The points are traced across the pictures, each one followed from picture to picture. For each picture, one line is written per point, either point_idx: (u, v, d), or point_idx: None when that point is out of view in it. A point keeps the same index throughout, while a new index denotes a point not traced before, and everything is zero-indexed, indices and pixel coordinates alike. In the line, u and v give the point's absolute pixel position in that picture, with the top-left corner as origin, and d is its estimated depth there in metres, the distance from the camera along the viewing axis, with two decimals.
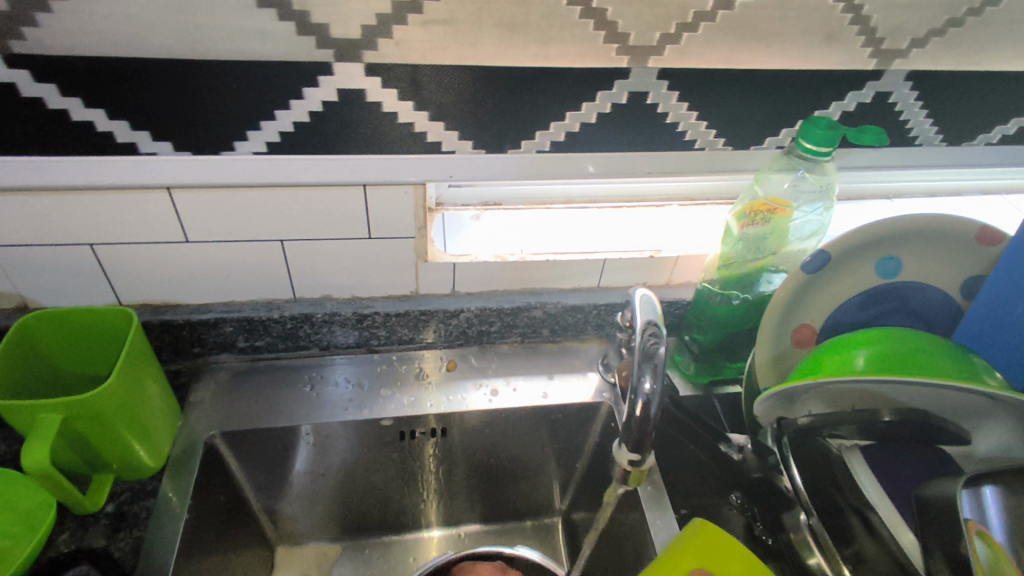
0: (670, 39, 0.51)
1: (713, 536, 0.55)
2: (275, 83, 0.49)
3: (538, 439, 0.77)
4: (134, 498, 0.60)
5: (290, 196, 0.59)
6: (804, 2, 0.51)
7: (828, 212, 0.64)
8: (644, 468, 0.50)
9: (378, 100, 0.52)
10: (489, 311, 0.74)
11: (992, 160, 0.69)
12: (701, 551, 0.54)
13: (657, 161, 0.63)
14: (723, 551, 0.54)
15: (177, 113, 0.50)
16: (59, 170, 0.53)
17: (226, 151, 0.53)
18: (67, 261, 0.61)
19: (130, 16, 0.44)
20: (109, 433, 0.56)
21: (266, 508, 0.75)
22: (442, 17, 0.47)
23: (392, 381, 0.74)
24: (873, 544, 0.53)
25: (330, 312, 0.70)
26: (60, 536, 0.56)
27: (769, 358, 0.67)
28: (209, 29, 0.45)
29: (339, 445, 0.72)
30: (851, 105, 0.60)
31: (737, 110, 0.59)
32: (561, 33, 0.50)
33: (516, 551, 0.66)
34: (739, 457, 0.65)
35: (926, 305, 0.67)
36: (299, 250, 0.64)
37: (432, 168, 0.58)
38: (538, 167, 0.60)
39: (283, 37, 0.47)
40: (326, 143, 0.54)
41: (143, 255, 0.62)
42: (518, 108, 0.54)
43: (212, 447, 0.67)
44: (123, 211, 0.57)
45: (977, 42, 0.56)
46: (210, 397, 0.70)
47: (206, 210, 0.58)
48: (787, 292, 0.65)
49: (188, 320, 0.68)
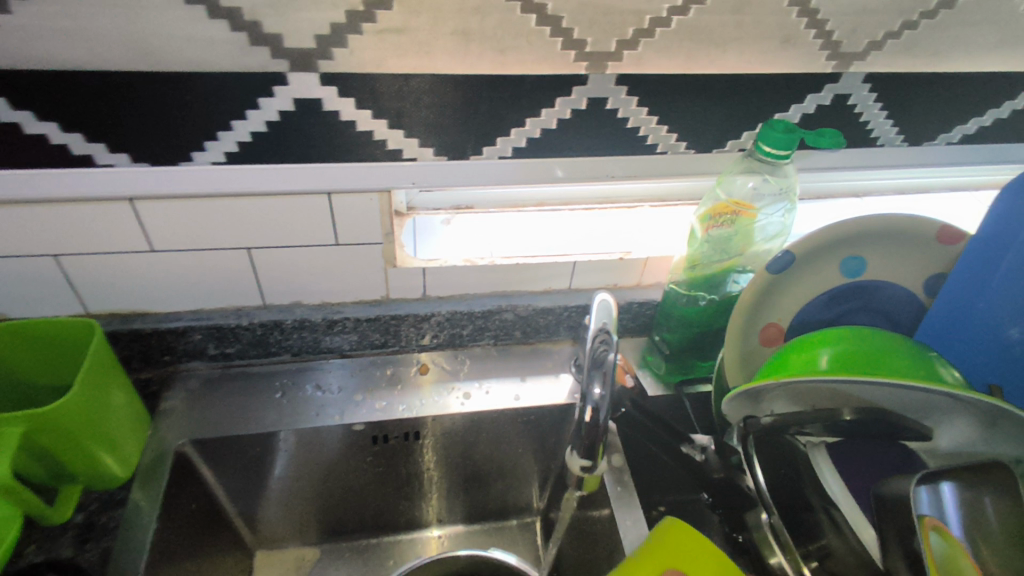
0: (627, 45, 0.52)
1: (685, 533, 0.52)
2: (230, 94, 0.49)
3: (512, 441, 0.77)
4: (102, 508, 0.60)
5: (254, 205, 0.59)
6: (759, 7, 0.51)
7: (790, 213, 0.65)
8: (595, 474, 0.53)
9: (337, 109, 0.52)
10: (460, 314, 0.75)
11: (956, 159, 0.70)
12: (671, 549, 0.51)
13: (621, 165, 0.63)
14: (694, 548, 0.51)
15: (133, 125, 0.50)
16: (16, 183, 0.52)
17: (183, 162, 0.53)
18: (30, 272, 0.61)
19: (79, 30, 0.44)
20: (73, 444, 0.55)
21: (242, 513, 0.75)
22: (397, 26, 0.47)
23: (365, 385, 0.75)
24: (839, 540, 0.53)
25: (300, 318, 0.70)
26: (27, 548, 0.56)
27: (737, 357, 0.68)
28: (159, 41, 0.45)
29: (313, 450, 0.72)
30: (811, 108, 0.60)
31: (697, 114, 0.59)
32: (517, 41, 0.50)
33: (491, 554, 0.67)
34: (701, 458, 0.64)
35: (891, 302, 0.68)
36: (266, 258, 0.65)
37: (395, 176, 0.58)
38: (502, 173, 0.60)
39: (236, 49, 0.47)
40: (286, 153, 0.54)
41: (108, 264, 0.62)
42: (478, 115, 0.55)
43: (182, 455, 0.67)
44: (83, 222, 0.57)
45: (934, 44, 0.57)
46: (182, 405, 0.70)
47: (169, 220, 0.59)
48: (752, 293, 0.66)
49: (156, 329, 0.68)
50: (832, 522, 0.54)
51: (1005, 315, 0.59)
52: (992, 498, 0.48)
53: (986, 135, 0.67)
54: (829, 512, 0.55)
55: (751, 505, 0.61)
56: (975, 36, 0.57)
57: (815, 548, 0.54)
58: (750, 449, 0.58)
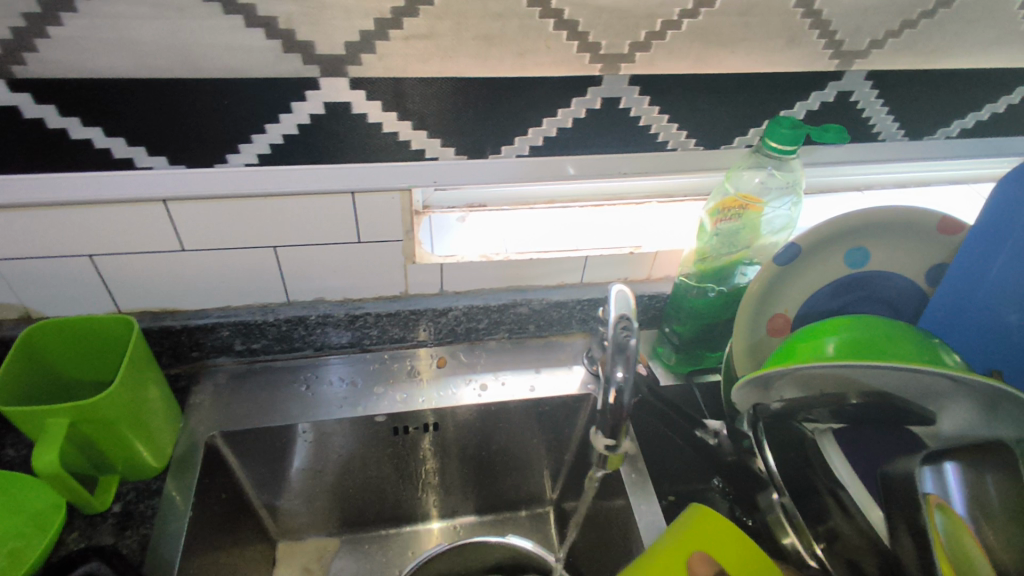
0: (640, 47, 0.54)
1: (717, 523, 0.54)
2: (264, 98, 0.52)
3: (528, 431, 0.80)
4: (139, 498, 0.63)
5: (282, 205, 0.61)
6: (765, 9, 0.54)
7: (796, 207, 0.67)
8: (620, 453, 0.56)
9: (364, 112, 0.54)
10: (476, 309, 0.77)
11: (955, 152, 0.72)
12: (702, 535, 0.53)
13: (632, 162, 0.65)
14: (726, 537, 0.53)
15: (172, 129, 0.52)
16: (58, 186, 0.55)
17: (218, 164, 0.56)
18: (68, 272, 0.63)
19: (125, 40, 0.46)
20: (114, 435, 0.58)
21: (267, 504, 0.78)
22: (423, 32, 0.50)
23: (385, 378, 0.77)
24: (848, 524, 0.55)
25: (322, 313, 0.73)
26: (70, 535, 0.59)
27: (746, 346, 0.70)
28: (199, 49, 0.48)
29: (336, 441, 0.74)
30: (816, 104, 0.63)
31: (706, 112, 0.62)
32: (536, 45, 0.52)
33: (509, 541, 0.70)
34: (714, 443, 0.67)
35: (893, 291, 0.71)
36: (292, 256, 0.67)
37: (417, 175, 0.61)
38: (519, 171, 0.63)
39: (272, 56, 0.49)
40: (315, 154, 0.57)
41: (142, 264, 0.64)
42: (497, 115, 0.57)
43: (213, 447, 0.69)
44: (120, 222, 0.59)
45: (933, 42, 0.59)
46: (210, 399, 0.72)
47: (201, 220, 0.61)
48: (760, 284, 0.68)
49: (186, 325, 0.70)
50: (838, 504, 0.56)
51: (1002, 301, 0.61)
52: (993, 475, 0.50)
53: (984, 128, 0.70)
54: (836, 494, 0.57)
55: (761, 486, 0.63)
56: (973, 35, 0.59)
57: (825, 530, 0.56)
58: (760, 434, 0.62)
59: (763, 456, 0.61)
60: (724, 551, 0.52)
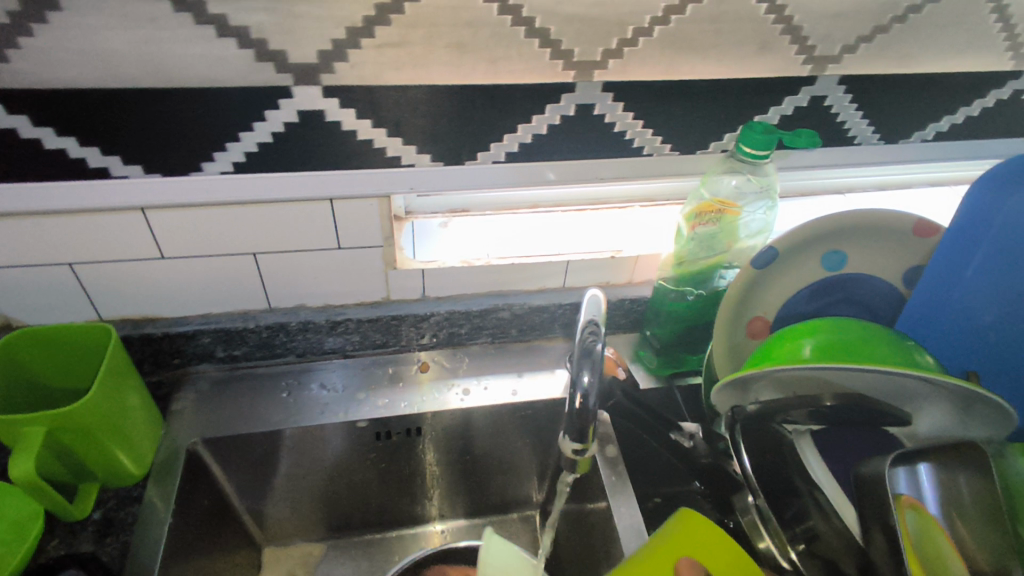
0: (612, 53, 0.54)
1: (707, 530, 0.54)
2: (238, 107, 0.52)
3: (512, 435, 0.80)
4: (120, 505, 0.63)
5: (260, 212, 0.62)
6: (735, 16, 0.54)
7: (772, 211, 0.68)
8: (586, 456, 0.56)
9: (338, 119, 0.55)
10: (458, 314, 0.78)
11: (931, 156, 0.73)
12: (691, 542, 0.53)
13: (609, 168, 0.66)
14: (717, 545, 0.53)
15: (146, 138, 0.53)
16: (34, 196, 0.55)
17: (193, 172, 0.56)
18: (47, 280, 0.63)
19: (97, 50, 0.47)
20: (92, 443, 0.58)
21: (251, 510, 0.78)
22: (395, 41, 0.50)
23: (368, 384, 0.77)
24: (826, 525, 0.55)
25: (303, 320, 0.73)
26: (50, 543, 0.59)
27: (726, 349, 0.70)
28: (172, 59, 0.48)
29: (318, 447, 0.75)
30: (790, 109, 0.63)
31: (681, 118, 0.62)
32: (508, 53, 0.53)
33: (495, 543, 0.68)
34: (689, 444, 0.66)
35: (870, 293, 0.71)
36: (272, 262, 0.67)
37: (394, 181, 0.61)
38: (497, 177, 0.63)
39: (244, 65, 0.49)
40: (291, 161, 0.57)
41: (121, 272, 0.64)
42: (472, 122, 0.58)
43: (194, 454, 0.69)
44: (99, 231, 0.60)
45: (904, 47, 0.60)
46: (192, 406, 0.73)
47: (180, 228, 0.61)
48: (738, 287, 0.69)
49: (167, 333, 0.70)
50: (815, 504, 0.56)
51: (976, 302, 0.62)
52: (966, 476, 0.51)
53: (959, 131, 0.70)
54: (815, 495, 0.57)
55: (736, 487, 0.64)
56: (944, 39, 0.60)
57: (802, 530, 0.57)
58: (737, 435, 0.61)
59: (740, 458, 0.60)
60: (713, 557, 0.52)
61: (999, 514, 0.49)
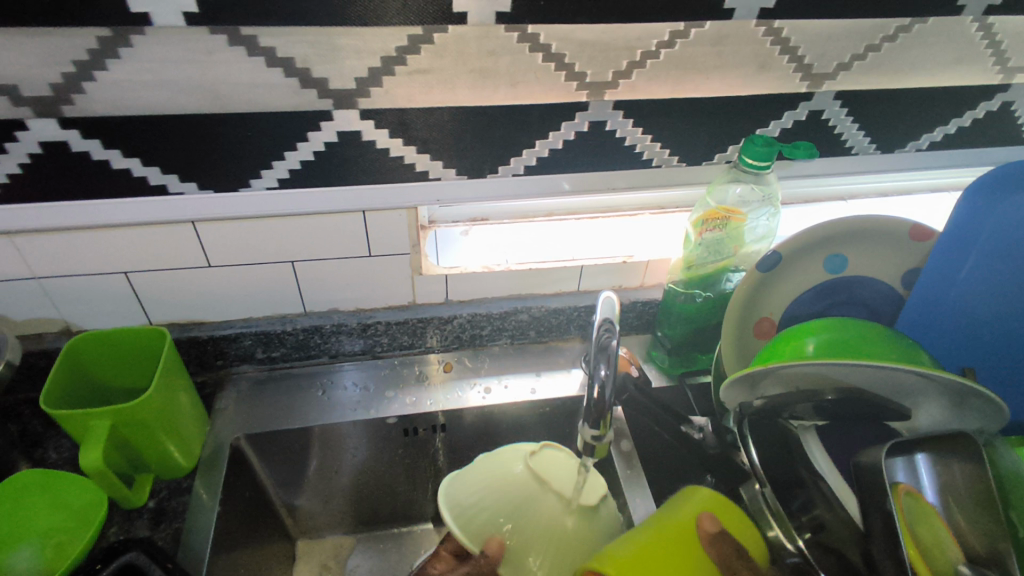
0: (622, 74, 0.59)
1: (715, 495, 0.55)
2: (283, 129, 0.57)
3: (532, 430, 0.84)
4: (171, 495, 0.68)
5: (301, 224, 0.67)
6: (736, 39, 0.59)
7: (774, 217, 0.73)
8: (605, 440, 0.59)
9: (373, 139, 0.60)
10: (480, 316, 0.82)
11: (927, 163, 0.77)
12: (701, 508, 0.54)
13: (621, 178, 0.71)
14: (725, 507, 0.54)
15: (200, 159, 0.58)
16: (100, 211, 0.61)
17: (242, 188, 0.62)
18: (105, 287, 0.69)
19: (161, 81, 0.52)
20: (149, 437, 0.64)
21: (286, 503, 0.83)
22: (424, 68, 0.56)
23: (396, 383, 0.82)
24: (831, 514, 0.58)
25: (337, 323, 0.78)
26: (110, 529, 0.64)
27: (734, 349, 0.74)
28: (227, 87, 0.54)
29: (350, 442, 0.80)
30: (789, 123, 0.68)
31: (688, 132, 0.67)
32: (527, 76, 0.58)
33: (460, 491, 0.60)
34: (699, 436, 0.71)
35: (874, 295, 0.74)
36: (309, 270, 0.73)
37: (422, 194, 0.66)
38: (516, 189, 0.68)
39: (290, 91, 0.55)
40: (329, 177, 0.62)
41: (171, 279, 0.70)
42: (494, 139, 0.63)
43: (238, 449, 0.75)
44: (155, 242, 0.66)
45: (894, 63, 0.64)
46: (233, 404, 0.78)
47: (227, 239, 0.67)
48: (744, 289, 0.73)
49: (211, 336, 0.76)
50: (822, 495, 0.60)
51: (972, 300, 0.66)
52: (960, 465, 0.54)
53: (953, 140, 0.74)
54: (819, 485, 0.60)
55: (745, 478, 0.67)
56: (933, 55, 0.64)
57: (809, 520, 0.59)
58: (746, 430, 0.64)
59: (748, 452, 0.63)
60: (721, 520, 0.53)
61: (991, 500, 0.52)
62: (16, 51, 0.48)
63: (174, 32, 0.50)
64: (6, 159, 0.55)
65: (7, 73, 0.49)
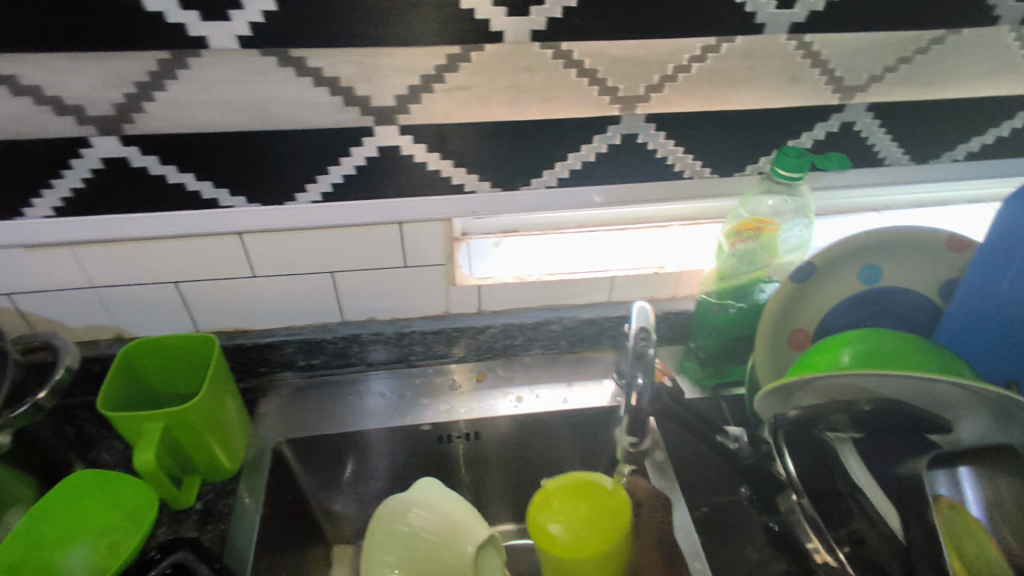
0: (654, 88, 0.61)
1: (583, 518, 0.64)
2: (327, 144, 0.60)
3: (563, 440, 0.85)
4: (218, 497, 0.71)
5: (341, 235, 0.70)
6: (767, 53, 0.60)
7: (808, 228, 0.73)
8: (641, 449, 0.60)
9: (411, 153, 0.62)
10: (513, 326, 0.84)
11: (965, 173, 0.76)
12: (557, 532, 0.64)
13: (653, 191, 0.71)
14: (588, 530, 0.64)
15: (249, 173, 0.61)
16: (154, 223, 0.64)
17: (288, 202, 0.64)
18: (156, 297, 0.73)
19: (215, 100, 0.55)
20: (198, 439, 0.66)
21: (323, 508, 0.84)
22: (462, 85, 0.58)
23: (429, 392, 0.84)
24: (871, 530, 0.59)
25: (373, 332, 0.81)
26: (161, 528, 0.67)
27: (769, 358, 0.74)
28: (276, 105, 0.56)
29: (384, 449, 0.81)
30: (821, 134, 0.68)
31: (719, 144, 0.67)
32: (561, 92, 0.60)
33: (414, 500, 0.68)
34: (736, 446, 0.69)
35: (912, 306, 0.73)
36: (347, 280, 0.75)
37: (458, 206, 0.68)
38: (550, 201, 0.70)
39: (334, 109, 0.57)
40: (369, 190, 0.65)
41: (218, 289, 0.73)
42: (527, 153, 0.64)
43: (279, 453, 0.77)
44: (205, 253, 0.69)
45: (927, 73, 0.64)
46: (275, 409, 0.81)
47: (273, 250, 0.70)
48: (779, 301, 0.73)
49: (255, 343, 0.79)
50: (860, 507, 0.60)
51: (1014, 314, 0.62)
52: (1006, 479, 0.50)
53: (990, 151, 0.73)
54: (857, 498, 0.61)
55: (779, 487, 0.66)
56: (967, 66, 0.64)
57: (847, 533, 0.59)
58: (780, 441, 0.64)
59: (783, 462, 0.63)
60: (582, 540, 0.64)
61: None
62: (86, 74, 0.52)
63: (228, 54, 0.53)
64: (71, 175, 0.58)
65: (75, 95, 0.53)
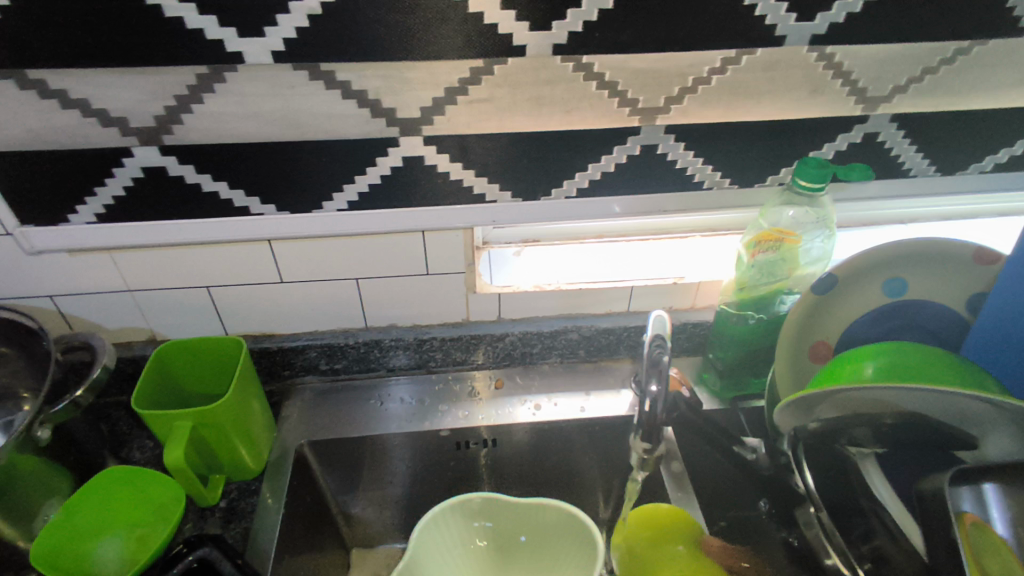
0: (673, 99, 0.62)
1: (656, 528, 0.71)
2: (354, 154, 0.62)
3: (581, 449, 0.85)
4: (241, 496, 0.73)
5: (364, 243, 0.72)
6: (787, 64, 0.60)
7: (830, 240, 0.72)
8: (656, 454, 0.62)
9: (434, 163, 0.64)
10: (531, 334, 0.85)
11: (994, 185, 0.74)
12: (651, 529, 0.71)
13: (673, 201, 0.72)
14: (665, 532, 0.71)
15: (278, 182, 0.63)
16: (188, 230, 0.66)
17: (315, 210, 0.66)
18: (189, 300, 0.75)
19: (249, 112, 0.58)
20: (224, 437, 0.68)
21: (343, 510, 0.85)
22: (484, 97, 0.59)
23: (448, 397, 0.85)
24: (895, 547, 0.54)
25: (395, 337, 0.82)
26: (187, 525, 0.70)
27: (789, 370, 0.73)
28: (305, 117, 0.59)
29: (403, 454, 0.82)
30: (843, 145, 0.68)
31: (738, 156, 0.68)
32: (581, 104, 0.61)
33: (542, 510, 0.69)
34: (752, 458, 0.70)
35: (937, 321, 0.71)
36: (371, 287, 0.77)
37: (478, 215, 0.69)
38: (569, 211, 0.70)
39: (361, 120, 0.59)
40: (393, 199, 0.67)
41: (247, 293, 0.75)
42: (547, 164, 0.66)
43: (301, 455, 0.79)
44: (234, 258, 0.71)
45: (952, 85, 0.64)
46: (298, 411, 0.83)
47: (299, 257, 0.72)
48: (801, 311, 0.72)
49: (280, 347, 0.81)
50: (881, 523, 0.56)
51: None
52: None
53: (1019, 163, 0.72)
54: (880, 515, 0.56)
55: (800, 503, 0.65)
56: (993, 77, 0.64)
57: (869, 550, 0.56)
58: (800, 453, 0.63)
59: (802, 475, 0.62)
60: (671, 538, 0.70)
61: None
62: (130, 87, 0.55)
63: (262, 68, 0.55)
64: (113, 183, 0.61)
65: (119, 108, 0.56)
